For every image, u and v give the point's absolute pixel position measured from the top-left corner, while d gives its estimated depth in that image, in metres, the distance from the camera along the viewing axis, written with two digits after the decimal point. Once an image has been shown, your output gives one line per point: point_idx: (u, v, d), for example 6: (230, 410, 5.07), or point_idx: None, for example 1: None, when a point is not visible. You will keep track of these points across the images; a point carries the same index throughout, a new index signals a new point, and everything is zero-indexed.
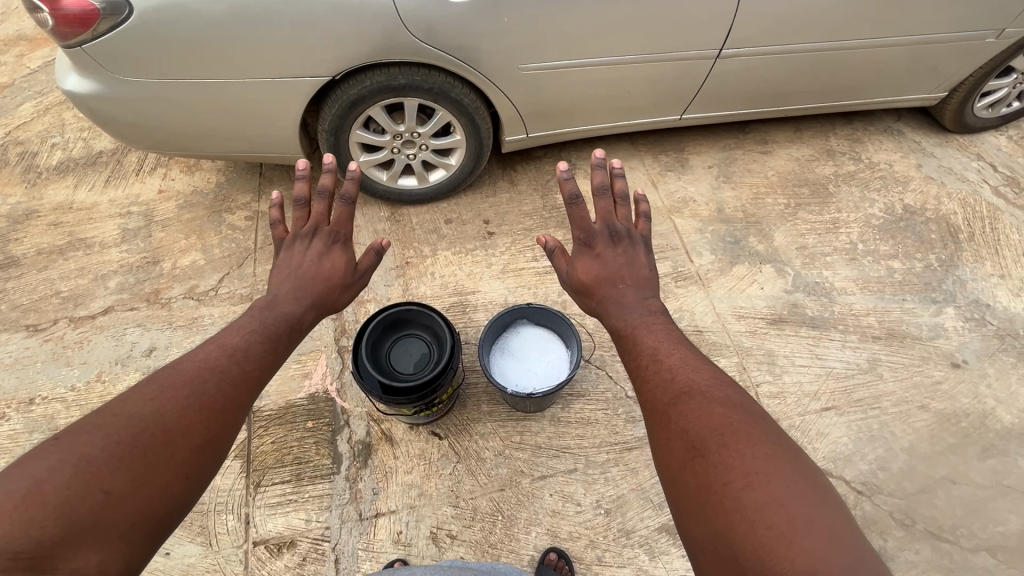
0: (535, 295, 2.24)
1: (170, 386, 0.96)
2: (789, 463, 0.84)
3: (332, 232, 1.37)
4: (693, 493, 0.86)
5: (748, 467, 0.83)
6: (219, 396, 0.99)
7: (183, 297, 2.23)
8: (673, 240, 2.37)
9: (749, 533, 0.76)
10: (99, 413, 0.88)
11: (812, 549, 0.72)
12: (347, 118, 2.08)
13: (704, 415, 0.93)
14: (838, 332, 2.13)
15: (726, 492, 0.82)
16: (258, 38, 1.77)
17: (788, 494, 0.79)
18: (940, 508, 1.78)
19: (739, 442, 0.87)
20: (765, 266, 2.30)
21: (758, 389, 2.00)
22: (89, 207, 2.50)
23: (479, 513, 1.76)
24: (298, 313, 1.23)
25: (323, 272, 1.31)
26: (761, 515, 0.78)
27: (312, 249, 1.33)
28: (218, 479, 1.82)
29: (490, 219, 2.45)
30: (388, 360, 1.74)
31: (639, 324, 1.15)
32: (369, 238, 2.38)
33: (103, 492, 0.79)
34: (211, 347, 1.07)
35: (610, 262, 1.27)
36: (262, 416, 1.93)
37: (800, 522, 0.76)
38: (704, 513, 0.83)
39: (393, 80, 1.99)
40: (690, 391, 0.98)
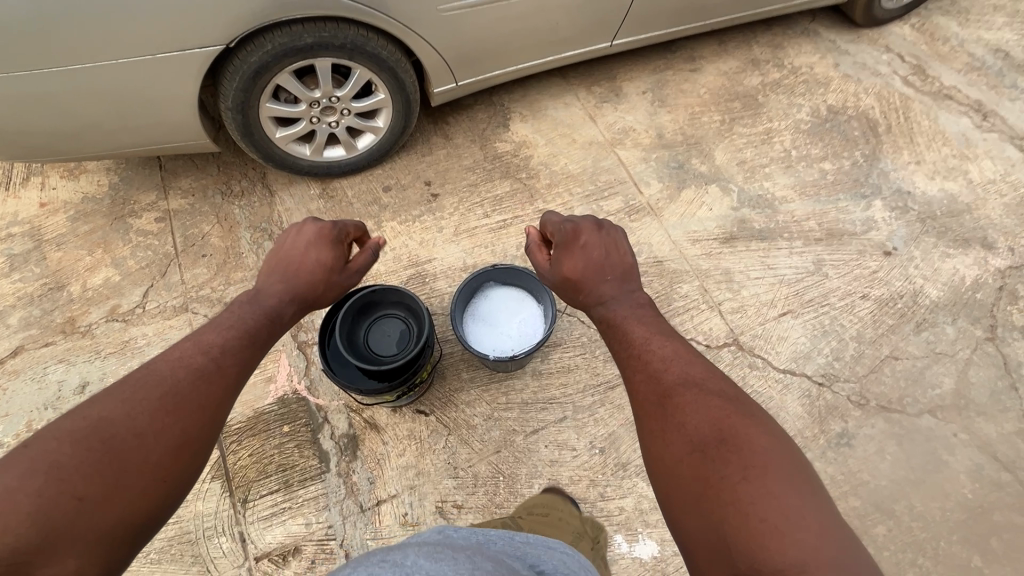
0: (493, 253, 2.17)
1: (144, 386, 0.90)
2: (783, 458, 0.86)
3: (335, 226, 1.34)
4: (687, 485, 0.89)
5: (742, 460, 0.86)
6: (195, 391, 0.93)
7: (106, 320, 1.98)
8: (620, 174, 2.35)
9: (742, 527, 0.78)
10: (71, 418, 0.83)
11: (803, 542, 0.75)
12: (252, 91, 1.83)
13: (702, 411, 0.96)
14: (785, 240, 2.23)
15: (719, 488, 0.84)
16: (124, 9, 1.48)
17: (781, 486, 0.81)
18: (888, 384, 1.97)
19: (734, 437, 0.90)
20: (710, 187, 2.34)
21: (721, 307, 2.09)
22: None
23: (480, 478, 1.77)
24: (279, 311, 1.18)
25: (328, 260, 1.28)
26: (755, 510, 0.80)
27: (313, 236, 1.29)
28: (199, 505, 1.71)
29: (431, 179, 2.31)
30: (365, 347, 1.62)
31: (633, 321, 1.19)
32: None
33: (75, 500, 0.75)
34: (198, 344, 1.01)
35: (601, 253, 1.30)
36: (233, 430, 1.81)
37: (793, 516, 0.78)
38: (698, 509, 0.86)
39: (297, 41, 1.75)
40: (687, 386, 1.02)
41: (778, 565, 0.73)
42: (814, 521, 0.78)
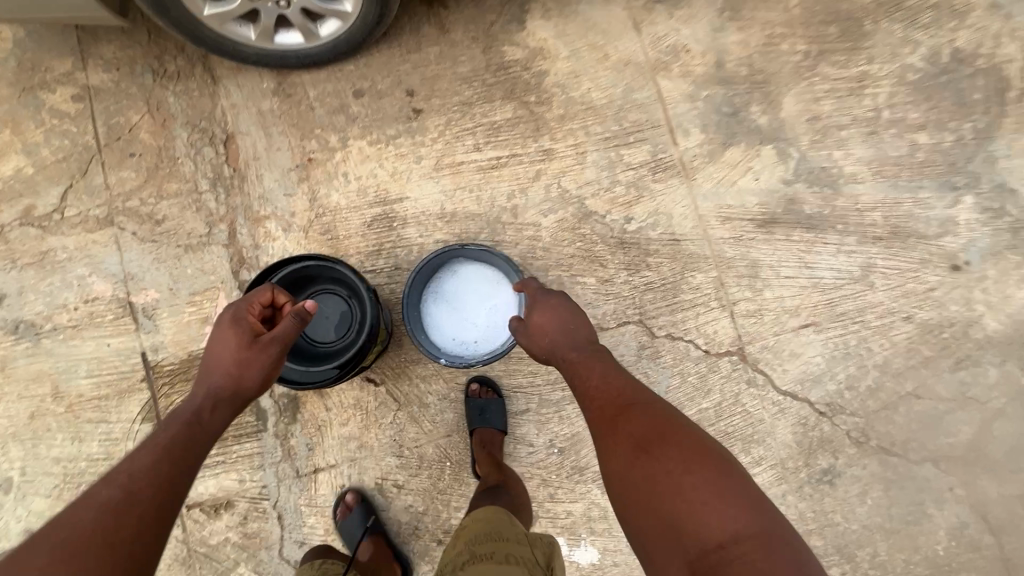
0: (478, 200, 1.79)
1: (36, 544, 0.83)
2: (719, 465, 0.98)
3: (244, 311, 1.19)
4: (648, 506, 0.96)
5: (686, 472, 0.96)
6: (93, 535, 0.84)
7: (21, 223, 1.71)
8: (654, 113, 1.84)
9: (687, 512, 0.91)
10: None
11: (729, 513, 0.90)
12: None
13: (647, 434, 1.05)
14: (835, 233, 1.82)
15: (676, 500, 0.93)
16: None
17: (714, 482, 0.94)
18: (898, 424, 1.74)
19: (681, 449, 1.00)
20: (764, 148, 1.85)
21: (734, 307, 1.77)
22: None
23: (425, 461, 1.65)
24: (200, 409, 1.09)
25: (246, 351, 1.15)
26: (697, 505, 0.92)
27: (224, 335, 1.16)
28: (130, 445, 1.63)
29: (414, 88, 1.82)
30: (298, 330, 1.39)
31: (588, 358, 1.23)
32: (254, 123, 1.78)
33: None
34: (111, 476, 0.93)
35: (568, 320, 1.30)
36: (164, 371, 1.66)
37: (724, 502, 0.92)
38: (659, 531, 0.93)
39: None
40: (631, 410, 1.09)
41: (715, 538, 0.87)
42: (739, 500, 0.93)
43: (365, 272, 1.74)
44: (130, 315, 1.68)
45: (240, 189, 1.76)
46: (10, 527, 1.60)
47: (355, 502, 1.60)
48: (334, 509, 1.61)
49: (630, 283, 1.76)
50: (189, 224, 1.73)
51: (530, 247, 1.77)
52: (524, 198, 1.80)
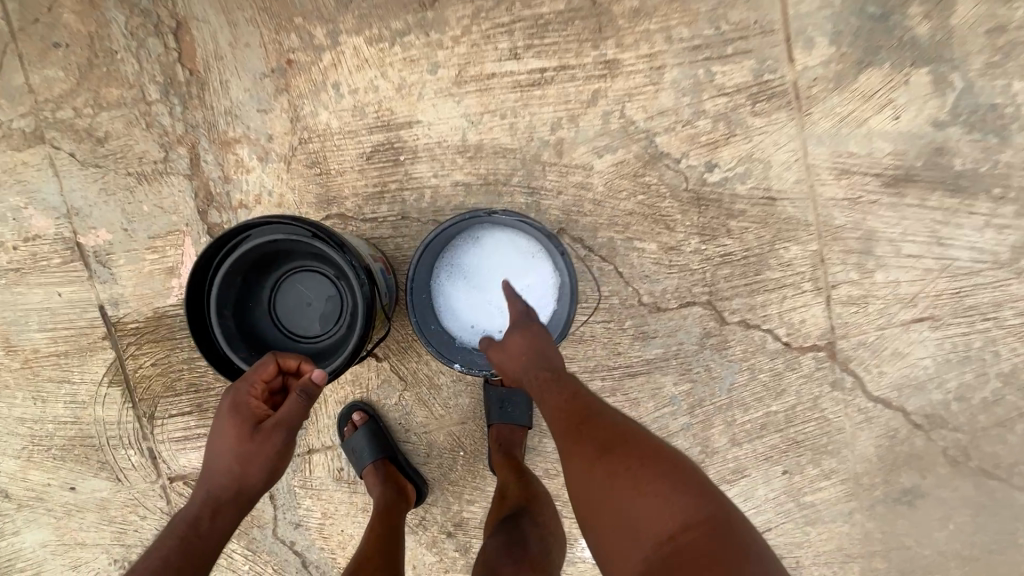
0: (511, 130, 1.34)
1: None
2: (671, 460, 0.82)
3: (244, 396, 0.93)
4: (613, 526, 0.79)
5: (638, 473, 0.80)
6: None
7: None
8: (765, 12, 1.31)
9: (648, 519, 0.76)
10: None
11: (692, 512, 0.76)
12: None
13: (596, 432, 0.87)
14: (987, 200, 1.35)
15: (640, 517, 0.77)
16: None
17: (672, 483, 0.79)
18: (1010, 445, 1.42)
19: (631, 451, 0.83)
20: (914, 72, 1.32)
21: (832, 292, 1.38)
22: None
23: (435, 449, 1.43)
24: (199, 518, 0.90)
25: (245, 448, 0.91)
26: (659, 513, 0.76)
27: (223, 428, 0.93)
28: (99, 410, 1.42)
29: None
30: (269, 320, 1.07)
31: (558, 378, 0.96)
32: (214, 6, 1.32)
33: None
34: None
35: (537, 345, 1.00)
36: (128, 330, 1.39)
37: (682, 501, 0.77)
38: (615, 543, 0.79)
39: None
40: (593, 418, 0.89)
41: (679, 542, 0.73)
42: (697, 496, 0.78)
43: (364, 220, 1.36)
44: (80, 260, 1.38)
45: (200, 100, 1.34)
46: None
47: (361, 421, 1.38)
48: (341, 430, 1.40)
49: (702, 253, 1.36)
50: (139, 145, 1.35)
51: (576, 198, 1.35)
52: (573, 130, 1.34)
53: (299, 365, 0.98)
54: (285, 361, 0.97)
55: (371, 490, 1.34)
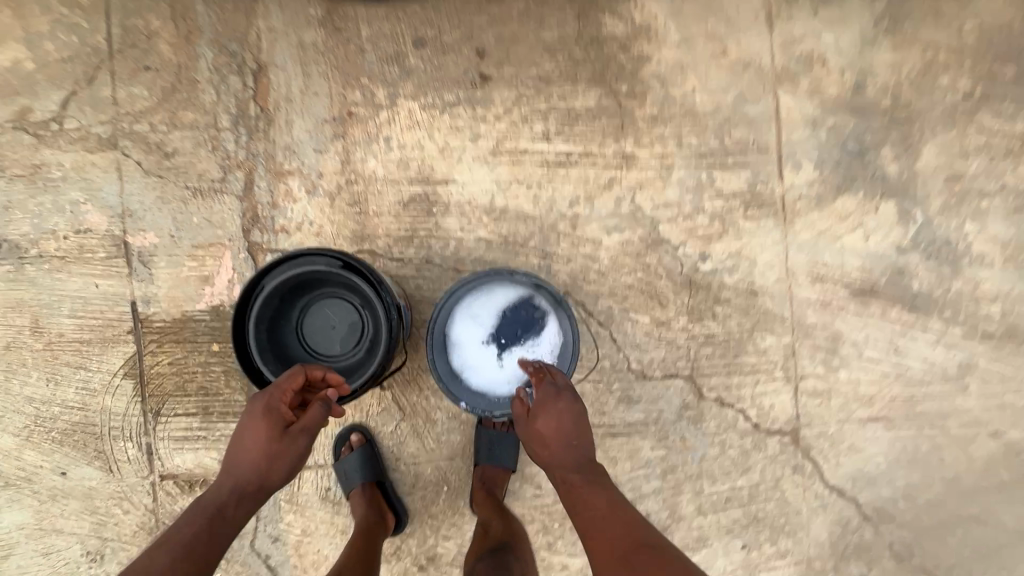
0: (535, 200, 1.52)
1: None
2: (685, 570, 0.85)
3: (278, 400, 1.02)
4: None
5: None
6: None
7: (14, 126, 1.48)
8: (763, 134, 1.53)
9: None
10: None
11: None
12: None
13: (625, 547, 0.90)
14: (939, 320, 1.54)
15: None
16: None
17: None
18: (947, 547, 1.54)
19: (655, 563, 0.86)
20: (885, 202, 1.54)
21: (800, 383, 1.53)
22: None
23: (421, 481, 1.51)
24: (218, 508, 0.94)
25: (276, 443, 1.00)
26: None
27: (253, 427, 1.00)
28: (107, 400, 1.49)
29: (487, 48, 1.51)
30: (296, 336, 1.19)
31: (587, 475, 1.04)
32: (292, 57, 1.50)
33: None
34: None
35: (568, 429, 1.07)
36: (153, 328, 1.49)
37: None
38: None
39: None
40: (629, 536, 0.92)
41: None
42: None
43: (391, 259, 1.50)
44: (125, 257, 1.49)
45: (264, 133, 1.50)
46: None
47: (357, 443, 1.47)
48: (336, 449, 1.48)
49: (688, 331, 1.52)
50: (201, 164, 1.50)
51: (583, 267, 1.51)
52: (588, 207, 1.52)
53: (323, 375, 1.09)
54: (311, 372, 1.08)
55: (354, 511, 1.42)
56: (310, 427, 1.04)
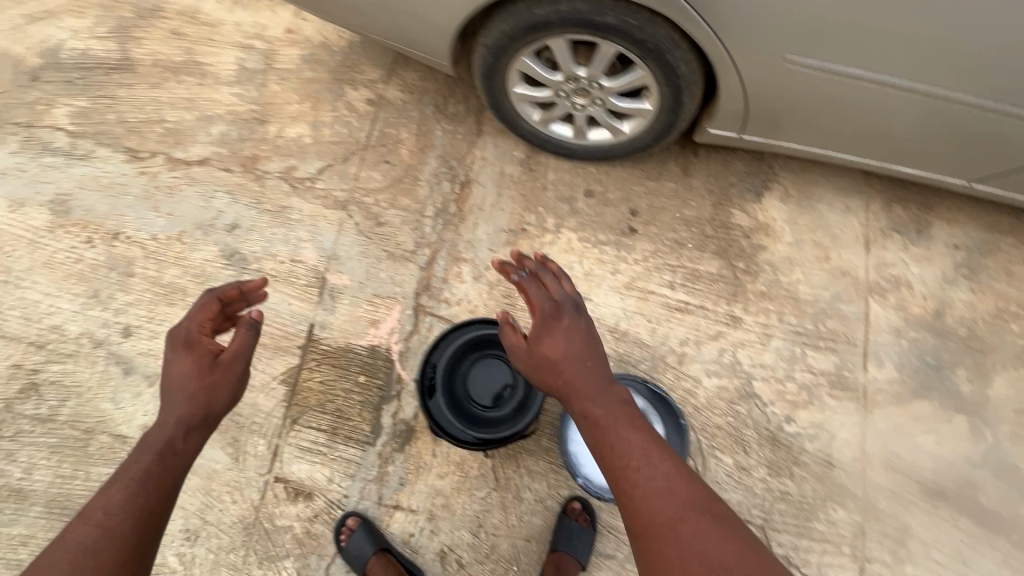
0: (651, 332, 1.82)
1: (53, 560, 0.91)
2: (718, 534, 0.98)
3: (196, 333, 1.21)
4: (647, 536, 0.99)
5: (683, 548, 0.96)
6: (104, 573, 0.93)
7: (279, 177, 1.97)
8: (853, 330, 1.82)
9: None
10: None
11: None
12: (519, 42, 1.51)
13: (656, 512, 1.00)
14: (1005, 542, 1.63)
15: (677, 541, 0.96)
16: None
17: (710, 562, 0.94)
18: None
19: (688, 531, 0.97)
20: (957, 416, 1.74)
21: (866, 565, 1.61)
22: (212, 24, 2.17)
23: (495, 553, 1.63)
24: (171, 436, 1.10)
25: (207, 375, 1.17)
26: None
27: (180, 363, 1.16)
28: (260, 398, 1.75)
29: (639, 209, 1.94)
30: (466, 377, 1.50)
31: (613, 415, 1.13)
32: (492, 180, 1.98)
33: None
34: (87, 513, 0.98)
35: (566, 342, 1.18)
36: (318, 349, 1.79)
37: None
38: None
39: (598, 15, 1.39)
40: (675, 503, 1.01)
41: None
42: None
43: None
44: (320, 289, 1.85)
45: (454, 227, 1.92)
46: (134, 417, 1.74)
47: (355, 523, 1.61)
48: (336, 536, 1.62)
49: (766, 483, 1.67)
50: (401, 236, 1.91)
51: (681, 399, 1.74)
52: (695, 350, 1.80)
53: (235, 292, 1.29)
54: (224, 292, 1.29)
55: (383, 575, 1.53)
56: (241, 353, 1.22)
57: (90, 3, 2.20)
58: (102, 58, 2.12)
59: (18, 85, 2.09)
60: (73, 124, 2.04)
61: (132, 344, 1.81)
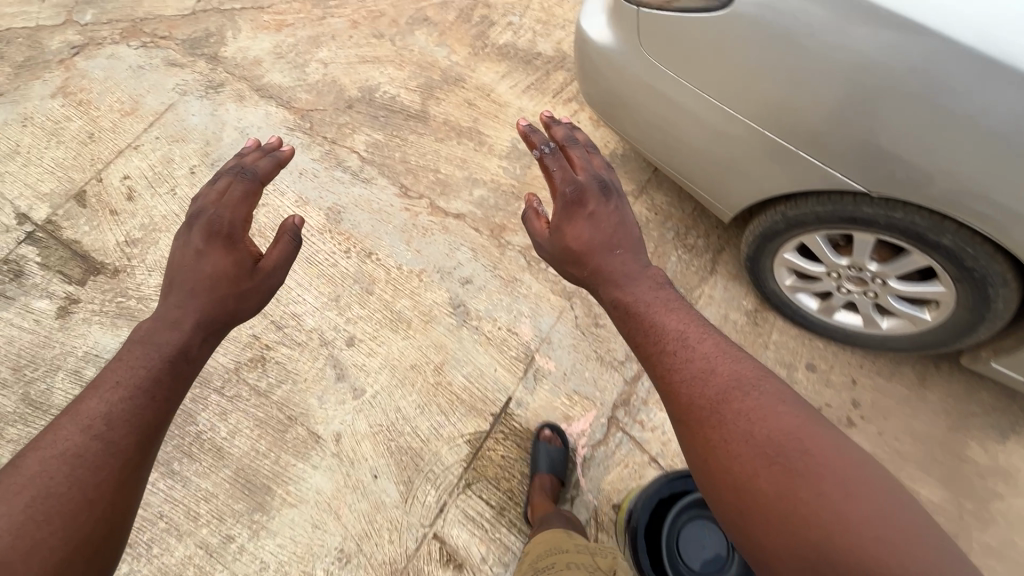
0: None
1: (95, 437, 1.11)
2: (794, 424, 1.12)
3: (237, 234, 1.52)
4: (694, 420, 1.19)
5: (736, 428, 1.14)
6: (101, 451, 1.11)
7: (519, 250, 2.12)
8: None
9: (782, 473, 1.06)
10: (56, 441, 1.10)
11: (820, 472, 1.04)
12: (825, 222, 1.63)
13: (699, 396, 1.21)
14: None
15: (721, 428, 1.16)
16: (818, 100, 1.43)
17: (768, 418, 1.13)
18: None
19: (738, 412, 1.16)
20: None
21: None
22: (501, 104, 2.48)
23: None
24: (189, 339, 1.34)
25: (244, 273, 1.48)
26: (762, 444, 1.11)
27: (212, 257, 1.44)
28: (443, 449, 1.82)
29: (861, 403, 1.86)
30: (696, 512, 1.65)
31: (648, 309, 1.39)
32: (714, 320, 2.00)
33: (69, 505, 1.04)
34: (88, 412, 1.15)
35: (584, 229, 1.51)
36: (508, 424, 1.85)
37: (798, 448, 1.08)
38: (765, 504, 1.06)
39: (933, 233, 1.48)
40: (718, 395, 1.19)
41: (802, 509, 1.01)
42: (810, 458, 1.06)
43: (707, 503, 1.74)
44: (527, 366, 1.92)
45: None
46: (330, 422, 1.87)
47: None
48: None
49: None
50: (614, 343, 1.95)
51: None
52: None
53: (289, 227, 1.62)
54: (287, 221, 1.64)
55: None
56: (273, 263, 1.55)
57: (409, 60, 2.62)
58: (405, 105, 2.49)
59: (335, 108, 2.50)
60: (366, 152, 2.38)
61: (351, 353, 1.97)
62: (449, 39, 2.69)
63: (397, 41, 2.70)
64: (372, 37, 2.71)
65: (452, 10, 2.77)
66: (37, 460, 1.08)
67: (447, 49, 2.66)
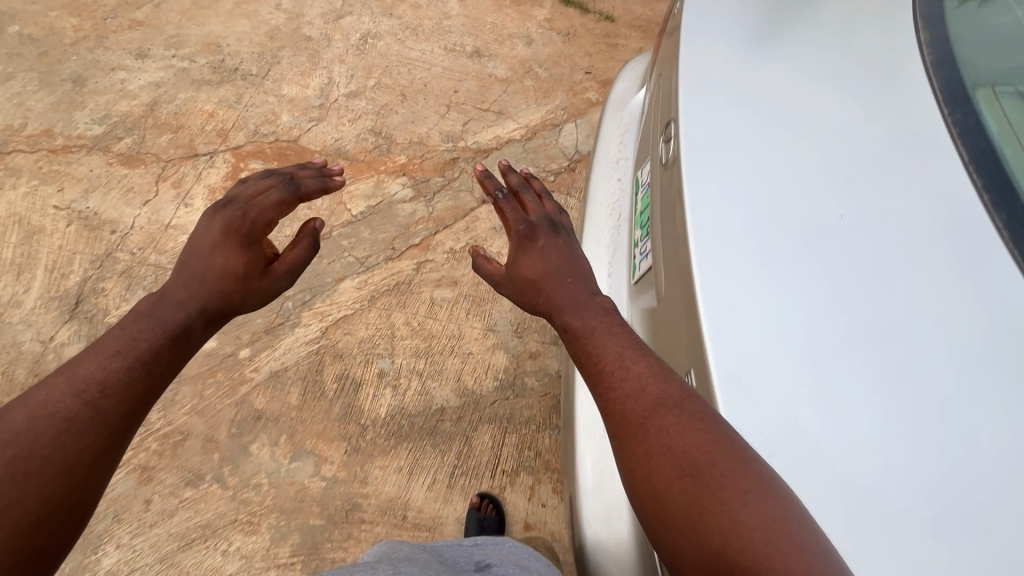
0: None
1: (92, 377, 0.92)
2: (726, 441, 0.83)
3: (257, 232, 1.29)
4: (616, 434, 0.92)
5: (661, 427, 0.87)
6: (82, 423, 0.86)
7: None
8: None
9: (705, 492, 0.79)
10: (68, 370, 0.91)
11: (739, 488, 0.78)
12: None
13: (626, 403, 0.92)
14: None
15: (644, 437, 0.88)
16: None
17: (701, 433, 0.84)
18: None
19: (665, 417, 0.88)
20: None
21: None
22: (429, 528, 1.72)
23: None
24: (183, 322, 1.10)
25: (248, 271, 1.23)
26: (686, 449, 0.83)
27: (224, 253, 1.21)
28: None
29: None
30: None
31: (598, 326, 1.09)
32: None
33: (35, 501, 0.78)
34: (99, 350, 0.97)
35: (546, 262, 1.24)
36: None
37: (717, 464, 0.81)
38: (682, 510, 0.79)
39: None
40: (656, 404, 0.90)
41: (720, 522, 0.76)
42: (741, 476, 0.79)
43: None
44: None
45: None
46: None
47: None
48: None
49: None
50: None
51: None
52: None
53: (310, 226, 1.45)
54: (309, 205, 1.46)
55: None
56: (292, 264, 1.34)
57: (262, 507, 1.73)
58: None
59: None
60: None
61: None
62: (306, 438, 1.83)
63: (228, 476, 1.77)
64: (187, 486, 1.75)
65: (291, 386, 1.92)
66: (23, 415, 0.84)
67: (311, 459, 1.80)
